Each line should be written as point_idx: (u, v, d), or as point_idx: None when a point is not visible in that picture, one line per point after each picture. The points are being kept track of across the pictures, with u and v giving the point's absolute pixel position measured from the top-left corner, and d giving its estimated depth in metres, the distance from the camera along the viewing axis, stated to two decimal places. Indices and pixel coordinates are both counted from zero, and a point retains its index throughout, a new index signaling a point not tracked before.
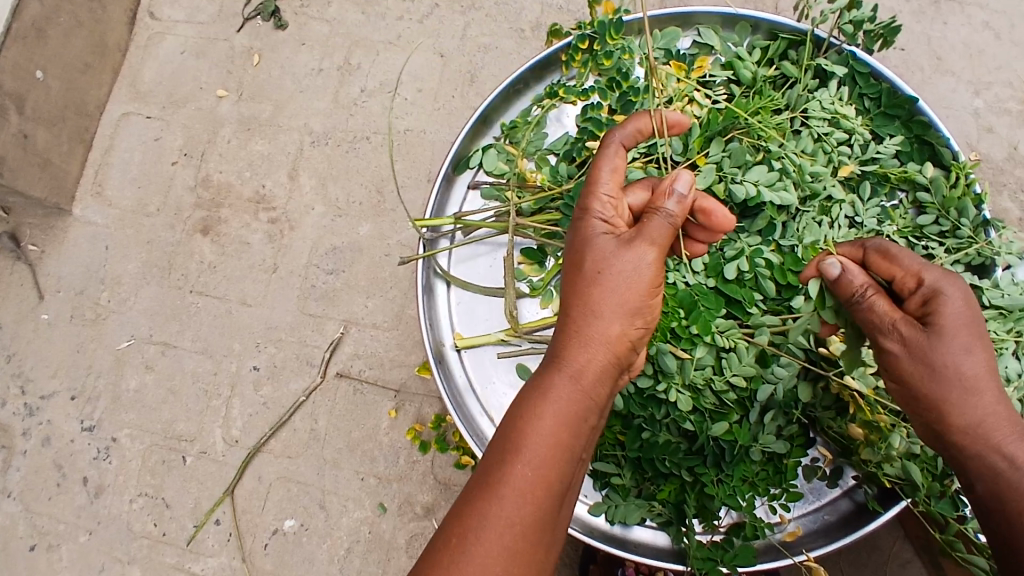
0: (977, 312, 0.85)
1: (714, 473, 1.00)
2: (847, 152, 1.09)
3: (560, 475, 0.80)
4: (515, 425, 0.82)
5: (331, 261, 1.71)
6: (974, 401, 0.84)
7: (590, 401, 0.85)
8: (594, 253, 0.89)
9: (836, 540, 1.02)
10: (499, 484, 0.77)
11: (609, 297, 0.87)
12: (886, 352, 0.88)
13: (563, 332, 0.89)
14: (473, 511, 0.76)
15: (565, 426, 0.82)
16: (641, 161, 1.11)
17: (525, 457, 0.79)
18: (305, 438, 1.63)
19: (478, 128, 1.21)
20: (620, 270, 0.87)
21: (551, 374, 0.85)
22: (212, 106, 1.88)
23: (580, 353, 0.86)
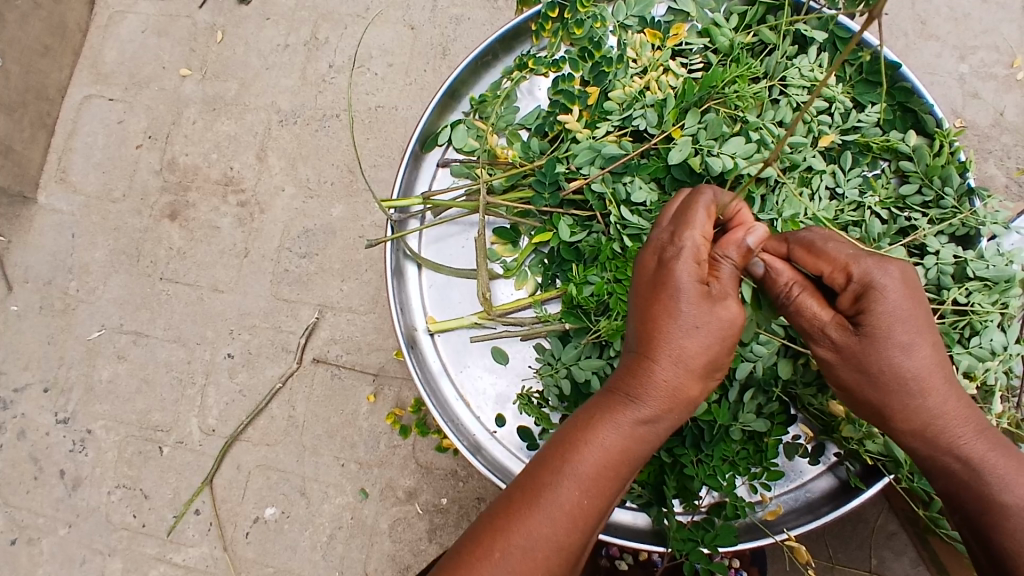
0: (917, 303, 0.81)
1: (693, 454, 0.98)
2: (828, 121, 1.05)
3: (600, 514, 0.78)
4: (569, 444, 0.78)
5: (304, 244, 1.66)
6: (919, 400, 0.82)
7: (649, 447, 0.80)
8: (686, 296, 0.77)
9: (818, 518, 1.00)
10: (545, 507, 0.75)
11: (693, 351, 0.77)
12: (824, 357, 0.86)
13: (633, 358, 0.80)
14: (518, 526, 0.75)
15: (620, 466, 0.77)
16: (615, 135, 1.07)
17: (577, 487, 0.76)
18: (284, 425, 1.61)
19: (447, 103, 1.16)
20: (712, 326, 0.77)
21: (618, 404, 0.79)
22: (176, 86, 1.81)
23: (653, 397, 0.78)
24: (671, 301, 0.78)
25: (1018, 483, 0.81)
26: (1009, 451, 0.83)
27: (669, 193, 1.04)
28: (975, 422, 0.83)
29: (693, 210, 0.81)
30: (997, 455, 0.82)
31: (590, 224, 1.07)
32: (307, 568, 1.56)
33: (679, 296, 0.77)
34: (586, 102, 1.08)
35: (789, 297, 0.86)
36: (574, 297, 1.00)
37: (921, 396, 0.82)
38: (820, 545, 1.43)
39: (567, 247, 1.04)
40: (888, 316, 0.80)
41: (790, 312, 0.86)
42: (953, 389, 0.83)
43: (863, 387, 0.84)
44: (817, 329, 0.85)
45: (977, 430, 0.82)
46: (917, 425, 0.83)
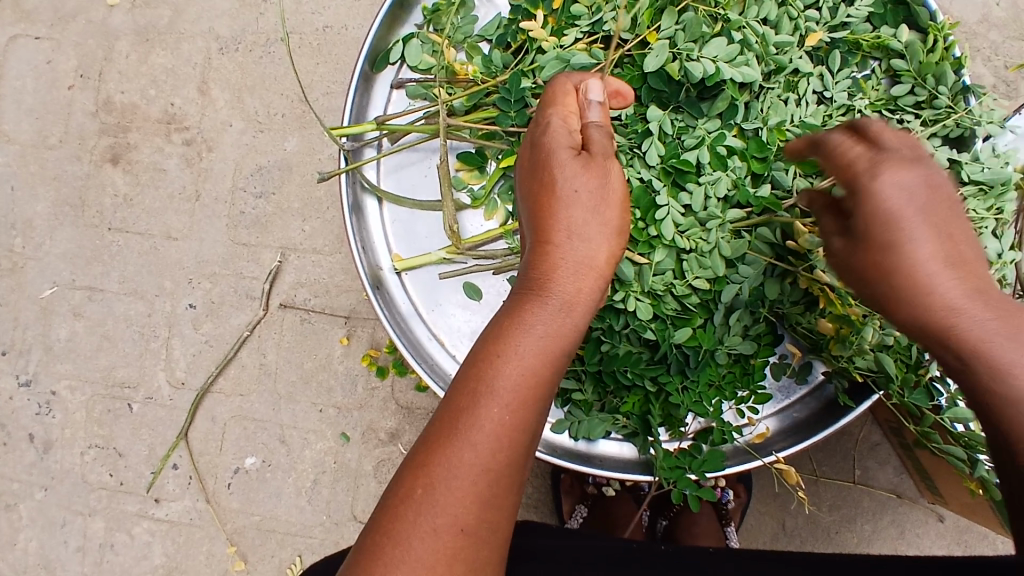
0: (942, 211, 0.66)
1: (679, 381, 0.94)
2: (815, 17, 0.97)
3: (533, 427, 0.70)
4: (481, 365, 0.70)
5: (260, 184, 1.56)
6: (968, 276, 0.65)
7: (574, 337, 0.74)
8: (569, 166, 0.78)
9: (808, 439, 0.98)
10: (467, 428, 0.67)
11: (576, 217, 0.76)
12: (864, 208, 0.67)
13: (537, 253, 0.77)
14: (440, 458, 0.66)
15: (540, 368, 0.71)
16: (585, 42, 0.97)
17: (497, 401, 0.68)
18: (256, 374, 1.55)
19: (396, 15, 1.04)
20: (593, 192, 0.77)
21: (531, 306, 0.73)
22: (103, 16, 1.63)
23: (562, 280, 0.74)
24: (554, 179, 0.77)
25: None
26: None
27: (646, 106, 0.95)
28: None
29: (558, 92, 0.82)
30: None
31: None
32: (294, 514, 1.54)
33: (566, 171, 0.77)
34: (551, 6, 0.98)
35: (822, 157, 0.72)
36: None
37: (981, 277, 0.65)
38: (805, 461, 1.44)
39: None
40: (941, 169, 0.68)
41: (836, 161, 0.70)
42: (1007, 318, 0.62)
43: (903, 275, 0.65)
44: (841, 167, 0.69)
45: None
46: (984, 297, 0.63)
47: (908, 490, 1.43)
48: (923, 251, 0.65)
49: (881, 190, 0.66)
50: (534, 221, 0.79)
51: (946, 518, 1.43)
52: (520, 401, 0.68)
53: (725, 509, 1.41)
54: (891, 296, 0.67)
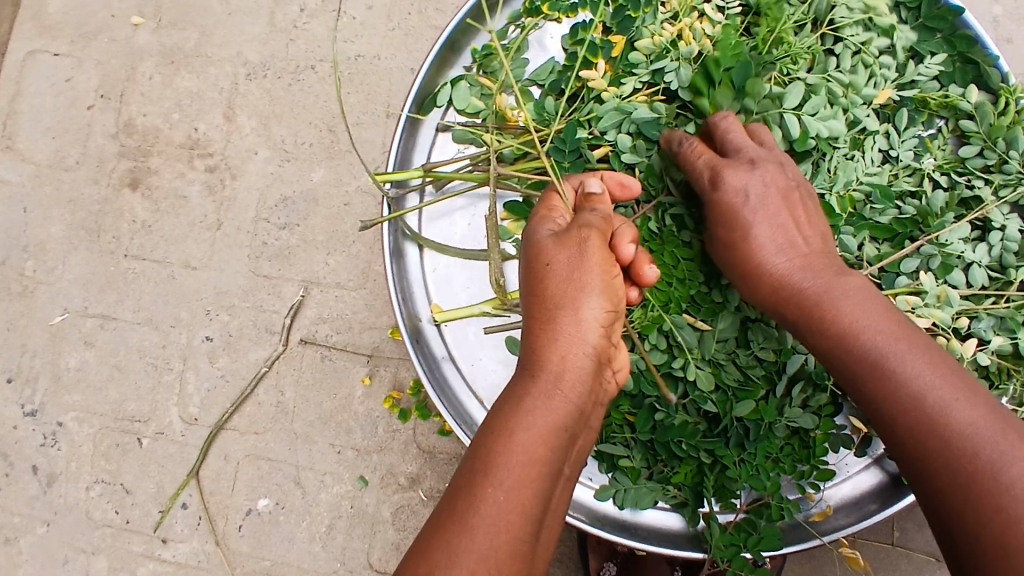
0: (775, 200, 0.81)
1: (736, 454, 0.88)
2: (887, 73, 0.92)
3: (533, 505, 0.66)
4: (481, 448, 0.69)
5: (284, 214, 1.51)
6: (826, 270, 0.78)
7: (570, 409, 0.72)
8: (549, 243, 0.79)
9: (871, 517, 0.91)
10: (466, 513, 0.64)
11: (564, 286, 0.76)
12: (723, 201, 0.81)
13: (527, 344, 0.77)
14: (439, 547, 0.63)
15: (537, 442, 0.69)
16: (645, 92, 0.93)
17: (497, 481, 0.66)
18: (272, 412, 1.49)
19: (446, 57, 1.00)
20: (576, 260, 0.77)
21: (523, 384, 0.73)
22: (128, 36, 1.59)
23: (548, 354, 0.74)
24: (540, 258, 0.79)
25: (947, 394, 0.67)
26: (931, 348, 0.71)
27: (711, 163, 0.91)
28: (872, 305, 0.75)
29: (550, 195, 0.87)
30: (911, 337, 0.71)
31: None
32: (307, 560, 1.47)
33: (548, 247, 0.79)
34: (610, 54, 0.94)
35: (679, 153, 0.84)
36: None
37: (826, 265, 0.79)
38: None
39: None
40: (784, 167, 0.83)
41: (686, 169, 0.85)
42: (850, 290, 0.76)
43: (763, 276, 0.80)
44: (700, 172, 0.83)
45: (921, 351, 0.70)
46: (837, 286, 0.76)
47: None
48: (775, 246, 0.80)
49: (727, 193, 0.81)
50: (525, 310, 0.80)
51: None
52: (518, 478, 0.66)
53: None
54: (757, 282, 0.81)
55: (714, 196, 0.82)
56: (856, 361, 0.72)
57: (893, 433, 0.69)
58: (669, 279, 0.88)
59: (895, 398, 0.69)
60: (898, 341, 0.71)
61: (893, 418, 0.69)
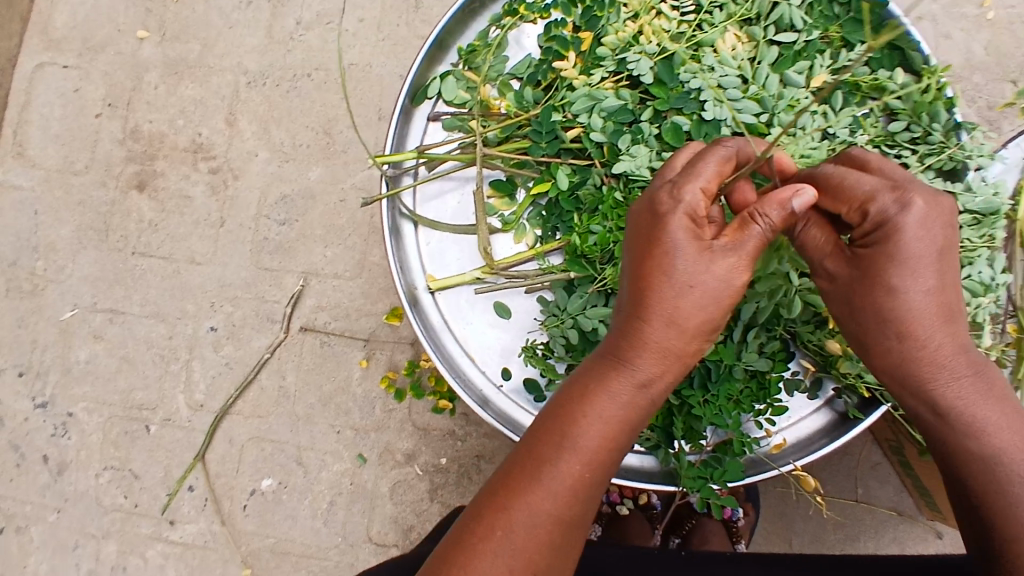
0: (936, 238, 0.76)
1: (700, 394, 1.00)
2: (820, 60, 1.03)
3: (600, 481, 0.80)
4: (568, 419, 0.79)
5: (283, 212, 1.61)
6: (953, 322, 0.78)
7: (648, 407, 0.82)
8: (682, 251, 0.78)
9: (819, 450, 1.03)
10: (546, 481, 0.77)
11: (685, 300, 0.78)
12: (884, 249, 0.76)
13: (623, 327, 0.81)
14: (520, 504, 0.76)
15: (617, 433, 0.80)
16: (611, 81, 1.05)
17: (576, 458, 0.78)
18: (275, 396, 1.58)
19: (435, 55, 1.12)
20: (707, 276, 0.78)
21: (612, 375, 0.80)
22: (134, 49, 1.70)
23: (649, 357, 0.79)
24: (667, 260, 0.78)
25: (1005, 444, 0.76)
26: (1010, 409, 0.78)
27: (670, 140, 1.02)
28: (978, 372, 0.78)
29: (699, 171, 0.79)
30: (1001, 407, 0.78)
31: (587, 172, 1.04)
32: (309, 536, 1.55)
33: (676, 255, 0.78)
34: (580, 48, 1.07)
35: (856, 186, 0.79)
36: (578, 247, 1.00)
37: (953, 318, 0.78)
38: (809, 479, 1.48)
39: (566, 197, 1.04)
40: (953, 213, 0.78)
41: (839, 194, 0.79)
42: (962, 341, 0.78)
43: (873, 311, 0.79)
44: (865, 205, 0.77)
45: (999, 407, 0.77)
46: (960, 346, 0.78)
47: (907, 508, 1.48)
48: (926, 302, 0.76)
49: (906, 235, 0.75)
50: (634, 293, 0.81)
51: (943, 534, 1.48)
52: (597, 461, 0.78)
53: (735, 526, 1.45)
54: (879, 325, 0.78)
55: (884, 233, 0.76)
56: (950, 420, 0.78)
57: (965, 488, 0.77)
58: None
59: (979, 464, 0.76)
60: (985, 397, 0.77)
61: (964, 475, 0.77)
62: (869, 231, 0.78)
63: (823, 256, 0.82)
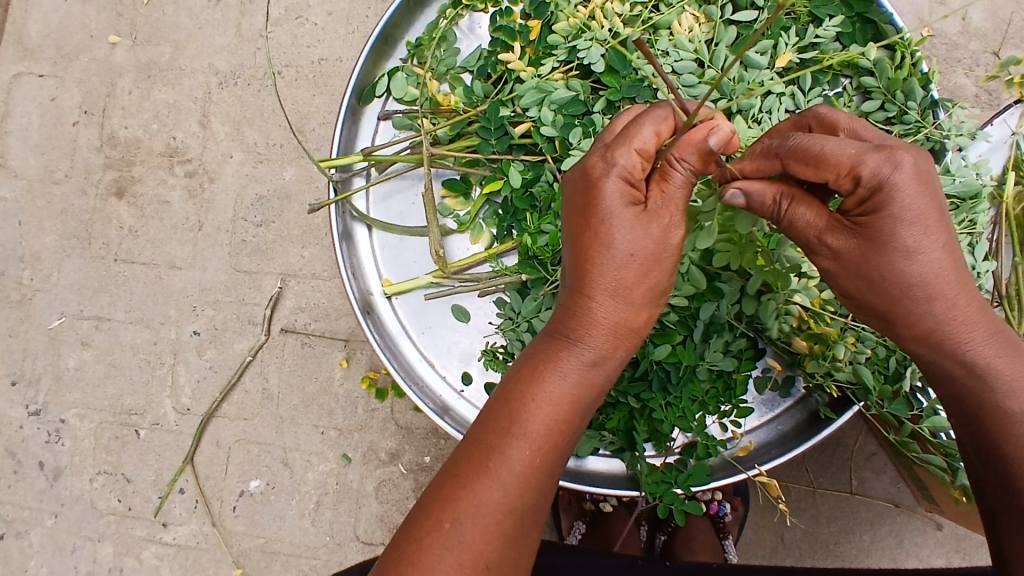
0: (931, 192, 0.69)
1: (661, 397, 0.96)
2: (784, 38, 0.98)
3: (554, 467, 0.76)
4: (516, 402, 0.75)
5: (259, 213, 1.60)
6: (965, 282, 0.73)
7: (600, 387, 0.79)
8: (619, 219, 0.74)
9: (789, 451, 0.99)
10: (497, 470, 0.72)
11: (624, 275, 0.75)
12: (883, 214, 0.69)
13: (570, 301, 0.78)
14: (468, 496, 0.72)
15: (571, 415, 0.76)
16: (562, 70, 1.01)
17: (527, 443, 0.74)
18: (259, 399, 1.58)
19: (381, 50, 1.07)
20: (646, 248, 0.75)
21: (559, 351, 0.77)
22: (107, 54, 1.70)
23: (595, 335, 0.76)
24: (604, 229, 0.74)
25: None
26: None
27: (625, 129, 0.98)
28: (996, 328, 0.74)
29: (634, 126, 0.74)
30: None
31: (539, 169, 1.00)
32: (298, 536, 1.57)
33: (615, 223, 0.74)
34: (528, 38, 1.02)
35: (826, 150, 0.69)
36: (530, 248, 0.97)
37: (964, 276, 0.73)
38: (801, 473, 1.43)
39: (519, 195, 0.99)
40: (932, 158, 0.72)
41: (818, 161, 0.70)
42: (978, 298, 0.73)
43: (881, 291, 0.73)
44: (855, 169, 0.68)
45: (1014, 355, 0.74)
46: (978, 305, 0.73)
47: (905, 499, 1.43)
48: (940, 264, 0.71)
49: (901, 197, 0.68)
50: (573, 270, 0.77)
51: (943, 526, 1.43)
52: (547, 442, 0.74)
53: (722, 522, 1.42)
54: (906, 298, 0.72)
55: (887, 199, 0.68)
56: (986, 382, 0.73)
57: (985, 446, 0.74)
58: None
59: (1011, 421, 0.72)
60: (1003, 353, 0.73)
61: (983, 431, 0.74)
62: (864, 199, 0.70)
63: (823, 234, 0.74)
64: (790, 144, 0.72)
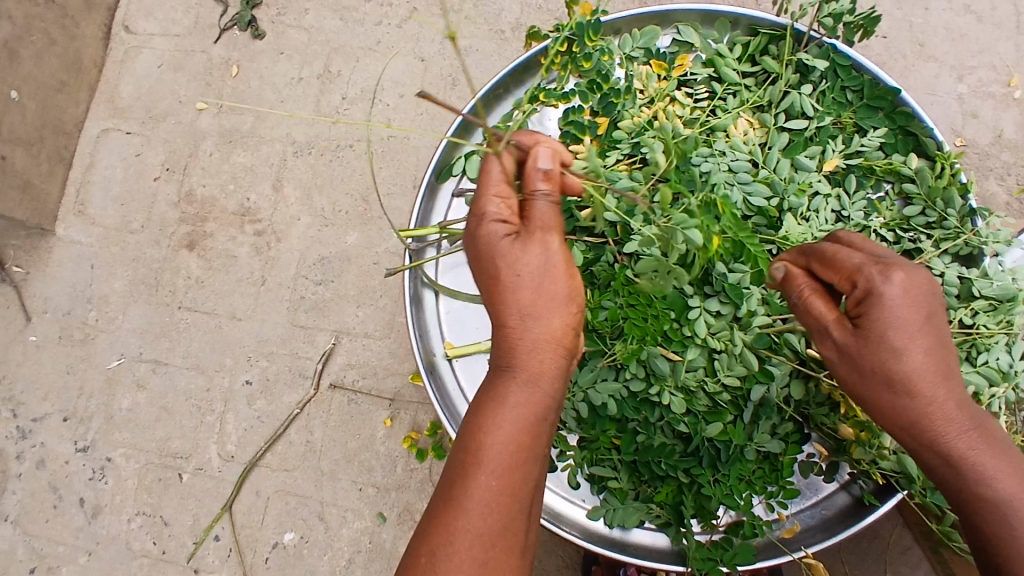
0: (919, 300, 0.78)
1: (710, 474, 0.99)
2: (830, 145, 1.08)
3: (521, 486, 0.78)
4: (464, 434, 0.81)
5: (320, 273, 1.70)
6: (950, 380, 0.79)
7: (548, 401, 0.82)
8: (503, 252, 0.83)
9: (833, 536, 1.02)
10: (460, 500, 0.76)
11: (529, 295, 0.82)
12: (871, 312, 0.78)
13: (498, 334, 0.85)
14: (442, 528, 0.76)
15: (527, 434, 0.79)
16: (626, 162, 1.12)
17: (483, 471, 0.77)
18: (302, 451, 1.63)
19: (461, 135, 1.19)
20: (540, 266, 0.82)
21: (501, 382, 0.82)
22: (192, 119, 1.86)
23: (524, 356, 0.82)
24: (498, 265, 0.83)
25: (1004, 480, 0.77)
26: (1011, 452, 0.79)
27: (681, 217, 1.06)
28: (979, 424, 0.79)
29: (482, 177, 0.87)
30: (1008, 455, 0.78)
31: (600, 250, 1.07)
32: None
33: (501, 256, 0.83)
34: (596, 132, 1.12)
35: (842, 254, 0.82)
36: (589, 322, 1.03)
37: (950, 376, 0.79)
38: (835, 562, 1.43)
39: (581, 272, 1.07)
40: (937, 279, 0.81)
41: (834, 262, 0.82)
42: (961, 398, 0.79)
43: (865, 379, 0.81)
44: (855, 272, 0.80)
45: (994, 448, 0.78)
46: (960, 403, 0.79)
47: None
48: (922, 362, 0.78)
49: (886, 297, 0.77)
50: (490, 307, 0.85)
51: None
52: (503, 466, 0.77)
53: None
54: (884, 387, 0.80)
55: (874, 297, 0.78)
56: (963, 474, 0.78)
57: (967, 520, 0.78)
58: (644, 314, 0.99)
59: (985, 500, 0.77)
60: (981, 446, 0.78)
61: (966, 511, 0.78)
62: (861, 297, 0.80)
63: (825, 325, 0.83)
64: (814, 247, 0.86)
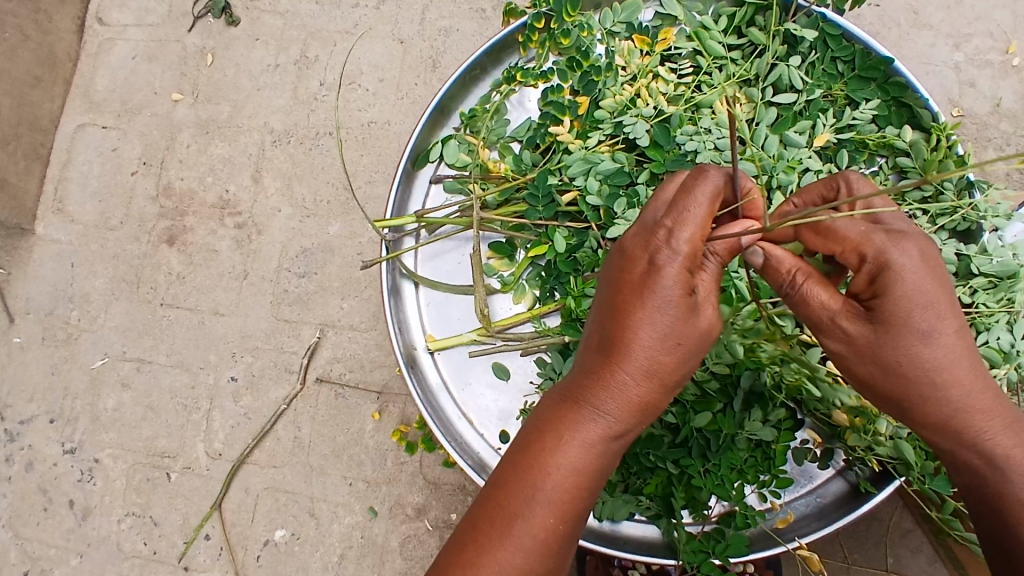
0: (935, 273, 0.73)
1: (700, 464, 0.96)
2: (822, 119, 1.03)
3: (570, 534, 0.76)
4: (534, 466, 0.75)
5: (303, 264, 1.66)
6: (978, 368, 0.76)
7: (619, 454, 0.78)
8: (665, 303, 0.71)
9: (830, 524, 0.98)
10: (513, 538, 0.72)
11: (658, 354, 0.72)
12: (891, 295, 0.73)
13: (601, 362, 0.75)
14: (485, 561, 0.72)
15: (587, 483, 0.75)
16: (608, 143, 1.06)
17: (549, 512, 0.73)
18: (290, 446, 1.60)
19: (436, 119, 1.14)
20: (685, 330, 0.72)
21: (584, 420, 0.75)
22: (169, 111, 1.81)
23: (625, 412, 0.74)
24: (649, 306, 0.71)
25: None
26: None
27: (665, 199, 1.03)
28: (1006, 417, 0.77)
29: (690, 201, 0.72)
30: None
31: (583, 235, 1.04)
32: None
33: (664, 308, 0.71)
34: (577, 112, 1.07)
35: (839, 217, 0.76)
36: (573, 310, 1.00)
37: (975, 363, 0.76)
38: (835, 548, 1.40)
39: (563, 259, 1.03)
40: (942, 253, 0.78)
41: (832, 237, 0.77)
42: (988, 388, 0.76)
43: (894, 378, 0.76)
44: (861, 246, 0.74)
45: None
46: (988, 392, 0.76)
47: None
48: (950, 351, 0.74)
49: (908, 276, 0.72)
50: (603, 335, 0.75)
51: None
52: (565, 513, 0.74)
53: None
54: (912, 385, 0.75)
55: (891, 278, 0.73)
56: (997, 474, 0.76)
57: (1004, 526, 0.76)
58: None
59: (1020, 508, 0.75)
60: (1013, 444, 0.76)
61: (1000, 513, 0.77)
62: (870, 274, 0.74)
63: (837, 316, 0.77)
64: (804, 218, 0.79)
